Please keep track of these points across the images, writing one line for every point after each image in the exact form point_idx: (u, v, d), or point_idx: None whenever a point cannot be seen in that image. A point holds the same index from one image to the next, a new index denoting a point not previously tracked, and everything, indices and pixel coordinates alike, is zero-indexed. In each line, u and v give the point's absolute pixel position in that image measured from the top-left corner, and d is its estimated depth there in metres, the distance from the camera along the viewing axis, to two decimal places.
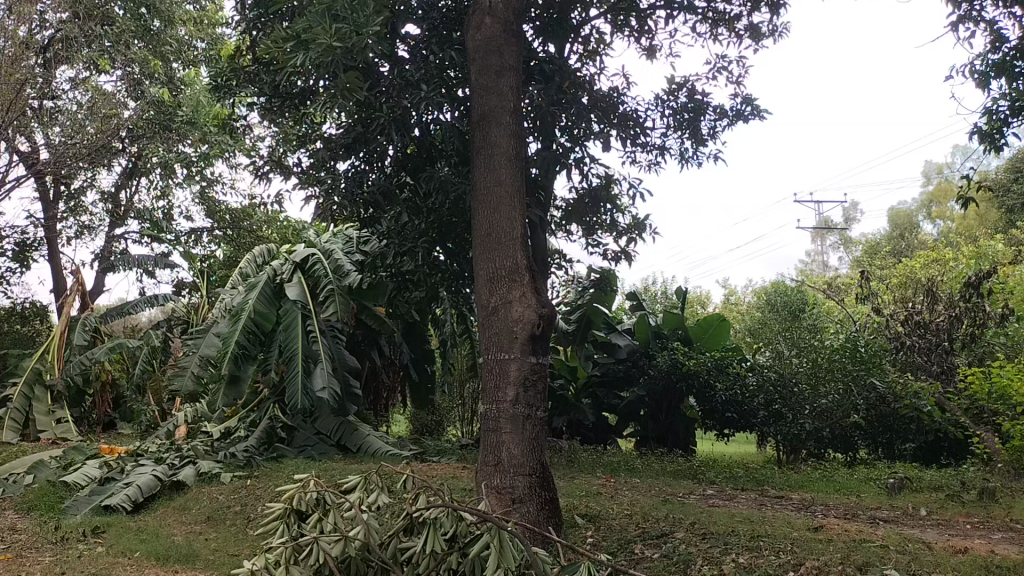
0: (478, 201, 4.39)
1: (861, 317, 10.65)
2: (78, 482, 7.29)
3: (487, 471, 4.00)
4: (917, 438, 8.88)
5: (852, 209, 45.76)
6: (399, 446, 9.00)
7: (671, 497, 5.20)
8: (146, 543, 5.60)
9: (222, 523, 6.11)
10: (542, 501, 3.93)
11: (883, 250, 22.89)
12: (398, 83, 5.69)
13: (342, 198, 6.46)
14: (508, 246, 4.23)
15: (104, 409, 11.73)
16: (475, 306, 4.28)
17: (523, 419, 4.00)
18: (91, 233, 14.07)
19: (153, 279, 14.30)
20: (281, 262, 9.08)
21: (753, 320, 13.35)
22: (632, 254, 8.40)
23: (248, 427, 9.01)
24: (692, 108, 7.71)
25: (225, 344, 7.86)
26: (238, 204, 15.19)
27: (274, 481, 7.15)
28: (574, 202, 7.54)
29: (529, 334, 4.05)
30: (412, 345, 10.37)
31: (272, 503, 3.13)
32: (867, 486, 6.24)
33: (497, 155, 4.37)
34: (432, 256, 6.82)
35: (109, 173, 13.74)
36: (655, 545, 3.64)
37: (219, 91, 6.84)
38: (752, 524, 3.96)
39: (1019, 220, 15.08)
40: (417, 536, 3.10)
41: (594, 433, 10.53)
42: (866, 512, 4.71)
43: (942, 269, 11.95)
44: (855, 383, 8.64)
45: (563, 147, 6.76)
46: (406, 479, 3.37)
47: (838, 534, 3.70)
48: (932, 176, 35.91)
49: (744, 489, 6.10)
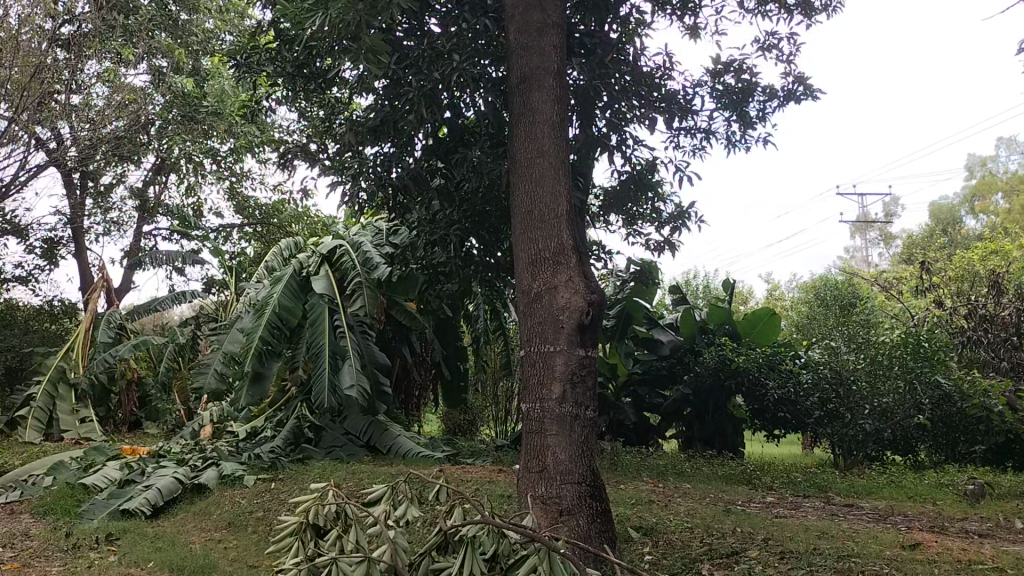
0: (517, 177, 3.95)
1: (918, 311, 10.05)
2: (97, 485, 6.96)
3: (531, 478, 3.54)
4: (987, 440, 8.22)
5: (892, 204, 44.79)
6: (431, 446, 8.58)
7: (730, 506, 4.71)
8: (162, 551, 5.22)
9: (245, 530, 5.73)
10: (593, 513, 3.47)
11: (931, 244, 22.09)
12: (428, 54, 5.27)
13: (371, 184, 6.01)
14: (552, 224, 3.78)
15: (129, 408, 11.54)
16: (516, 292, 3.83)
17: (571, 420, 3.54)
18: (119, 230, 13.85)
19: (182, 276, 14.06)
20: (307, 254, 8.75)
21: (801, 315, 12.76)
22: (675, 245, 7.94)
23: (274, 428, 8.64)
24: (741, 88, 7.20)
25: (248, 339, 7.52)
26: (267, 199, 14.91)
27: (300, 484, 6.76)
28: (614, 190, 7.09)
29: (577, 322, 3.59)
30: (444, 342, 9.96)
31: (286, 516, 2.69)
32: (941, 493, 5.70)
33: (538, 122, 3.94)
34: (465, 247, 6.42)
35: (138, 168, 13.49)
36: (726, 565, 3.16)
37: (241, 67, 6.26)
38: (835, 541, 3.45)
39: None
40: (452, 555, 2.64)
41: (636, 434, 10.01)
42: (954, 525, 4.18)
43: (1003, 260, 11.30)
44: (917, 379, 8.09)
45: (602, 132, 6.31)
46: (440, 487, 2.90)
47: (939, 552, 3.19)
48: (976, 168, 34.87)
49: (807, 496, 5.60)
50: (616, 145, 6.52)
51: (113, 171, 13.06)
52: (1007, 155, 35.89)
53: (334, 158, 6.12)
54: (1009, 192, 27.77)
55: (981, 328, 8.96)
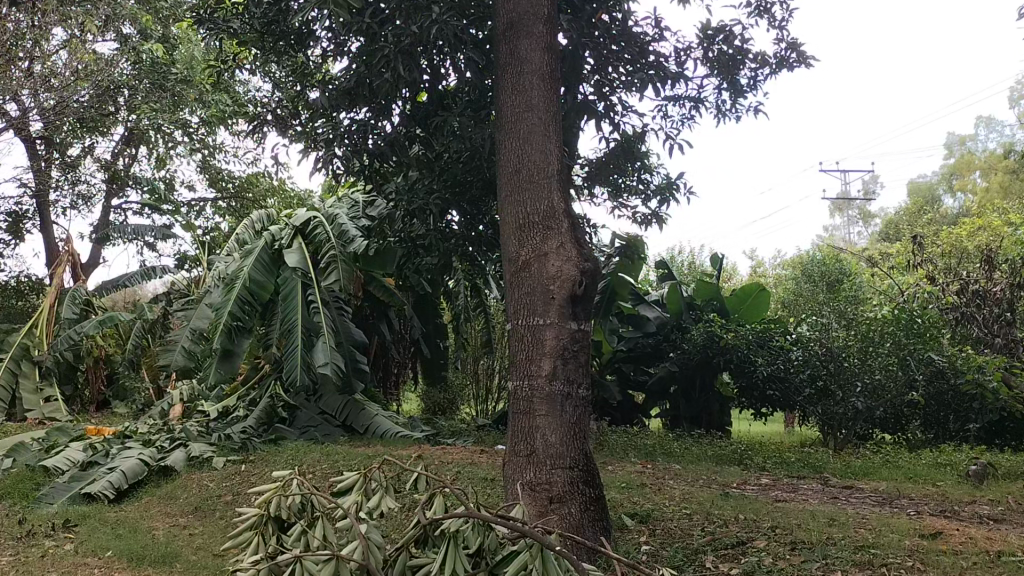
0: (504, 135, 3.63)
1: (908, 286, 9.87)
2: (57, 468, 6.61)
3: (518, 463, 3.26)
4: (980, 418, 8.11)
5: (871, 182, 44.76)
6: (410, 427, 8.28)
7: (727, 489, 4.44)
8: (121, 539, 4.89)
9: (212, 516, 5.42)
10: (585, 501, 3.19)
11: (914, 222, 21.96)
12: (406, 7, 4.92)
13: (345, 151, 5.62)
14: (541, 187, 3.48)
15: (97, 386, 11.31)
16: (502, 259, 3.53)
17: (562, 398, 3.25)
18: (87, 203, 13.36)
19: (153, 252, 13.63)
20: (279, 227, 8.37)
21: (787, 292, 12.57)
22: (662, 219, 7.64)
23: (246, 407, 8.31)
24: (732, 54, 6.87)
25: (217, 314, 7.15)
26: (241, 172, 14.46)
27: (272, 465, 6.44)
28: (600, 159, 6.74)
29: (569, 294, 3.29)
30: (423, 319, 9.65)
31: (244, 508, 2.38)
32: (941, 473, 5.48)
33: (528, 72, 3.62)
34: (444, 218, 6.06)
35: (106, 140, 12.99)
36: (732, 558, 2.89)
37: (206, 24, 5.84)
38: (847, 529, 3.19)
39: None
40: (432, 552, 2.34)
41: (620, 412, 9.73)
42: (965, 510, 3.95)
43: (990, 235, 11.13)
44: (909, 356, 8.01)
45: (588, 97, 5.97)
46: (420, 475, 2.59)
47: (964, 543, 2.93)
48: (955, 147, 34.91)
49: (802, 478, 5.37)
50: (604, 111, 6.18)
51: (80, 143, 12.58)
52: (985, 134, 35.92)
53: (305, 124, 5.73)
54: (987, 170, 27.76)
55: (973, 304, 8.76)
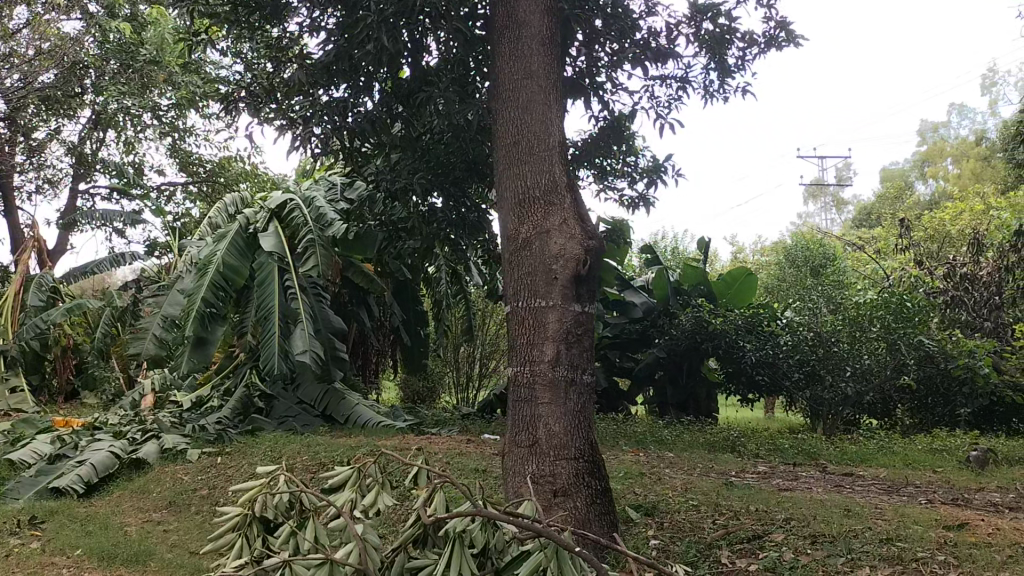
0: (501, 103, 3.45)
1: (894, 270, 9.79)
2: (24, 461, 6.32)
3: (519, 454, 3.06)
4: (970, 402, 8.06)
5: (845, 169, 44.99)
6: (391, 416, 8.06)
7: (728, 478, 4.29)
8: (91, 537, 4.64)
9: (187, 511, 5.17)
10: (591, 494, 3.00)
11: (891, 208, 21.98)
12: None
13: (325, 130, 5.34)
14: (542, 158, 3.31)
15: (65, 376, 11.03)
16: (500, 237, 3.34)
17: (566, 385, 3.05)
18: (53, 187, 12.94)
19: (123, 238, 13.25)
20: (255, 210, 8.09)
21: (770, 277, 12.47)
22: (649, 202, 7.45)
23: (221, 397, 8.05)
24: (720, 32, 6.61)
25: (189, 300, 6.86)
26: (213, 156, 14.07)
27: (249, 457, 6.19)
28: (587, 139, 6.50)
29: (573, 273, 3.10)
30: (403, 306, 9.41)
31: (226, 507, 2.16)
32: (941, 459, 5.37)
33: (527, 37, 3.46)
34: (427, 201, 5.81)
35: (72, 123, 12.57)
36: (750, 553, 2.72)
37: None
38: (866, 520, 3.03)
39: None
40: (433, 552, 2.13)
41: (605, 399, 9.55)
42: (977, 497, 3.81)
43: (974, 219, 11.06)
44: (898, 340, 7.85)
45: (579, 71, 5.75)
46: (418, 470, 2.37)
47: (992, 534, 2.80)
48: (928, 135, 35.12)
49: (800, 465, 5.23)
50: (594, 87, 5.95)
51: (46, 125, 12.16)
52: (958, 121, 36.11)
53: (281, 101, 5.44)
54: (959, 157, 27.92)
55: (962, 288, 8.66)
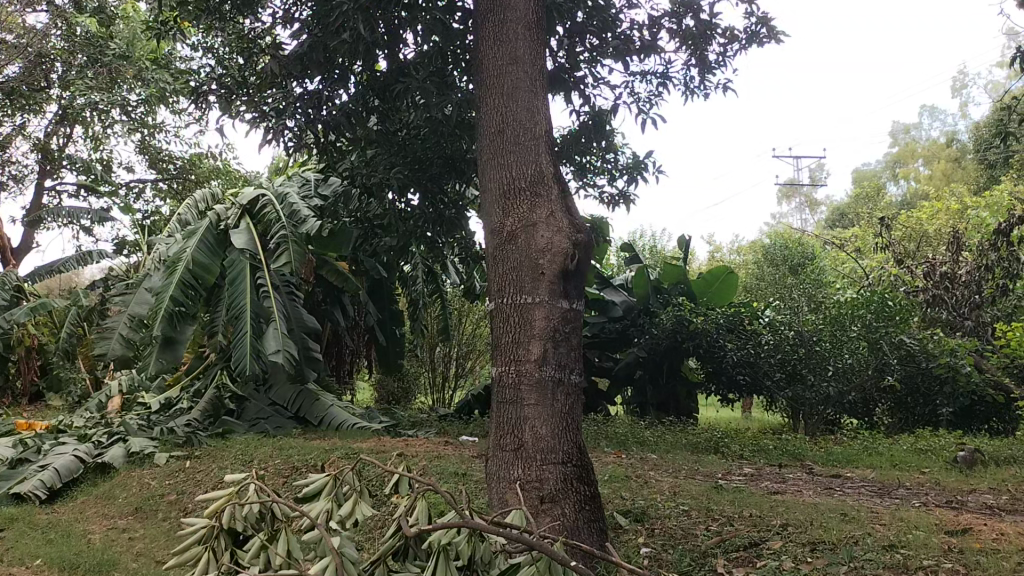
0: (486, 91, 3.32)
1: (873, 269, 9.74)
2: None
3: (504, 458, 2.92)
4: (951, 401, 8.04)
5: (818, 169, 45.27)
6: (366, 418, 7.88)
7: (718, 481, 4.16)
8: (52, 545, 4.43)
9: (153, 518, 4.97)
10: (579, 499, 2.86)
11: (865, 209, 22.02)
12: None
13: (299, 124, 5.15)
14: (528, 147, 3.18)
15: (29, 377, 10.73)
16: (484, 231, 3.20)
17: (554, 385, 2.92)
18: (17, 184, 12.58)
19: (89, 236, 12.92)
20: (225, 206, 7.89)
21: (749, 276, 12.38)
22: (630, 199, 7.34)
23: (191, 398, 7.83)
24: (700, 27, 6.49)
25: (157, 299, 6.63)
26: (183, 152, 13.76)
27: (219, 461, 5.98)
28: (567, 134, 6.36)
29: (560, 268, 2.97)
30: (379, 305, 9.22)
31: (192, 519, 1.98)
32: (927, 459, 5.30)
33: (512, 22, 3.33)
34: (404, 197, 5.64)
35: (37, 118, 12.22)
36: (747, 563, 2.60)
37: None
38: (864, 526, 2.93)
39: (1003, 173, 14.41)
40: (415, 566, 1.97)
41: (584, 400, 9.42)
42: (970, 499, 3.72)
43: (952, 219, 11.04)
44: (881, 339, 7.89)
45: (559, 65, 5.61)
46: (398, 477, 2.21)
47: (996, 540, 2.71)
48: (900, 136, 35.36)
49: (785, 466, 5.14)
50: (574, 82, 5.81)
51: (10, 120, 11.81)
52: (929, 123, 36.38)
53: (253, 94, 5.25)
54: (930, 158, 28.12)
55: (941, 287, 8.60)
